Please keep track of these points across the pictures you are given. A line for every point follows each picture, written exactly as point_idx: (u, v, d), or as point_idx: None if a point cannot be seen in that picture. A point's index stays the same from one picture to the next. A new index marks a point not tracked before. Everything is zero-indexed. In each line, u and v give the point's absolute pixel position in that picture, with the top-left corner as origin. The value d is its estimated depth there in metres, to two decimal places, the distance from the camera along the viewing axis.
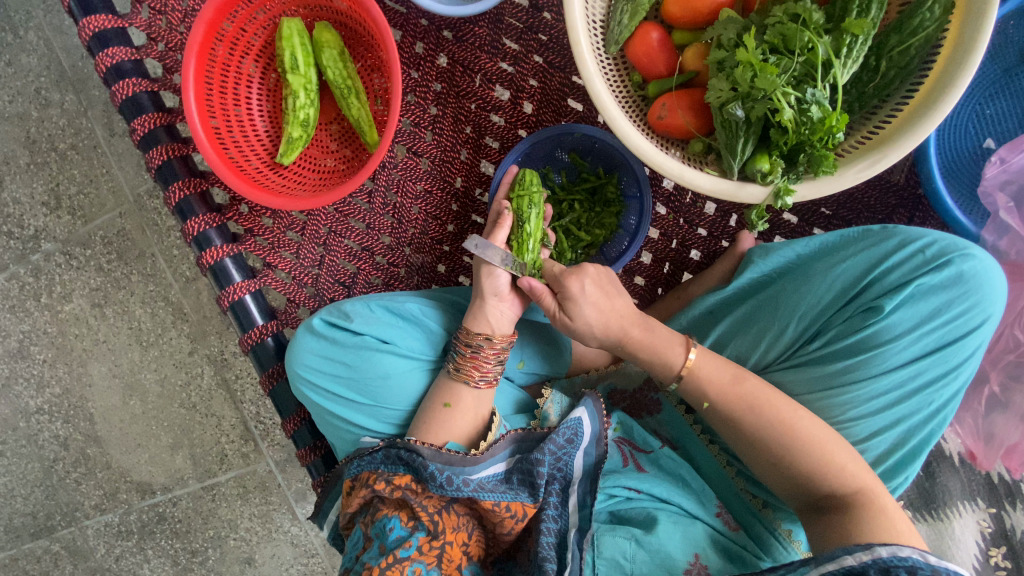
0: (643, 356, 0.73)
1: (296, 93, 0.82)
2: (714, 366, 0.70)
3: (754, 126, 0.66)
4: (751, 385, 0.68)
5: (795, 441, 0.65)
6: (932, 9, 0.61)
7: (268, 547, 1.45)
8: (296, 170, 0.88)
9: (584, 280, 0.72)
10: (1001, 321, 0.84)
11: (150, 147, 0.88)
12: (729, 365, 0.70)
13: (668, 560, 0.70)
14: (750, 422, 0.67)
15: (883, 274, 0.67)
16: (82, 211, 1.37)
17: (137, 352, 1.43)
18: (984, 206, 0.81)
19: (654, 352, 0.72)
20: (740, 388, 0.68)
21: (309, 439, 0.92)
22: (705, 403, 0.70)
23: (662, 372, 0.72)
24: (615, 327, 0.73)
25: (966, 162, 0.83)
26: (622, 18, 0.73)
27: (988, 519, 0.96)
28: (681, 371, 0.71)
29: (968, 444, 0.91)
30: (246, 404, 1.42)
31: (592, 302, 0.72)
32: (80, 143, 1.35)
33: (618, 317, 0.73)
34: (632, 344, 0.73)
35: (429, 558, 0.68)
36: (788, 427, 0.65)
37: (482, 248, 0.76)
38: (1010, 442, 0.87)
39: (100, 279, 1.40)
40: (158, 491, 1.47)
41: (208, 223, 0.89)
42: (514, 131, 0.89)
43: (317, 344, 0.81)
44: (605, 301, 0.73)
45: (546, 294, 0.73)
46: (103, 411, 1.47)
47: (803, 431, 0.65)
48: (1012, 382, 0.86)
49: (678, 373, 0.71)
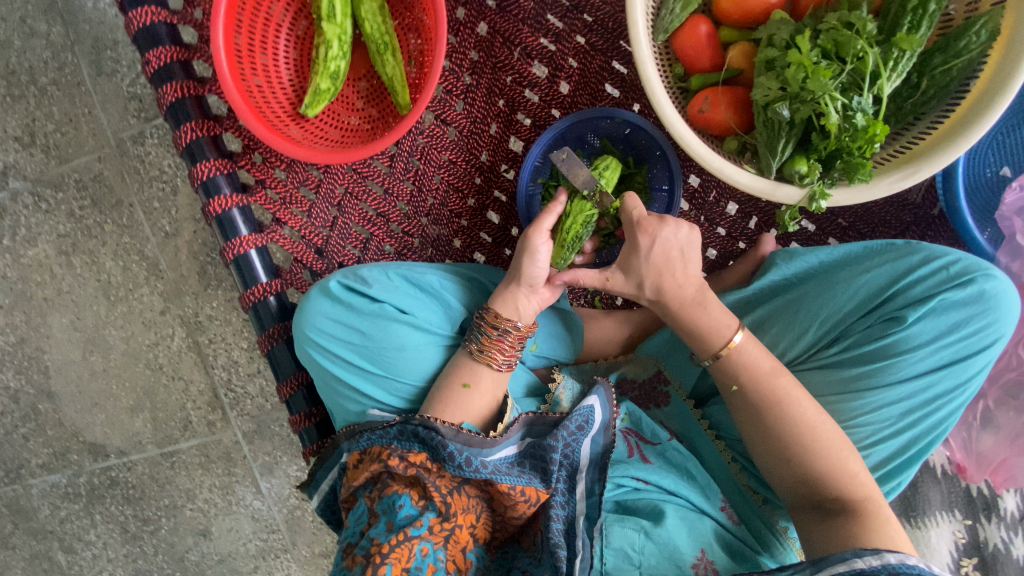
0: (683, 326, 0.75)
1: (329, 43, 0.78)
2: (756, 352, 0.72)
3: (797, 129, 0.67)
4: (785, 381, 0.70)
5: (811, 438, 0.68)
6: (978, 34, 0.64)
7: (226, 520, 1.39)
8: (318, 124, 0.84)
9: (654, 240, 0.72)
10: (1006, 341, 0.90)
11: (163, 83, 0.83)
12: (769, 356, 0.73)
13: (676, 553, 0.72)
14: (765, 417, 0.70)
15: (907, 286, 0.70)
16: (58, 151, 1.28)
17: (103, 306, 1.34)
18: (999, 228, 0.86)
19: (699, 328, 0.74)
20: (774, 380, 0.70)
21: (304, 406, 0.88)
22: (733, 386, 0.73)
23: (700, 348, 0.74)
24: (669, 291, 0.74)
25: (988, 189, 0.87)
26: (675, 7, 0.72)
27: (963, 530, 1.00)
28: (720, 350, 0.73)
29: (958, 458, 0.97)
30: (217, 369, 1.34)
31: (653, 262, 0.73)
32: (64, 78, 1.25)
33: (677, 283, 0.73)
34: (681, 314, 0.74)
35: (437, 538, 0.68)
36: (810, 424, 0.68)
37: (569, 163, 0.75)
38: (999, 459, 0.94)
39: (70, 225, 1.31)
40: (112, 454, 1.39)
41: (218, 169, 0.84)
42: (547, 110, 0.88)
43: (331, 308, 0.78)
44: (667, 265, 0.73)
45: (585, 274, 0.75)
46: (59, 365, 1.38)
47: (822, 431, 0.68)
48: (1008, 399, 0.92)
49: (716, 354, 0.73)
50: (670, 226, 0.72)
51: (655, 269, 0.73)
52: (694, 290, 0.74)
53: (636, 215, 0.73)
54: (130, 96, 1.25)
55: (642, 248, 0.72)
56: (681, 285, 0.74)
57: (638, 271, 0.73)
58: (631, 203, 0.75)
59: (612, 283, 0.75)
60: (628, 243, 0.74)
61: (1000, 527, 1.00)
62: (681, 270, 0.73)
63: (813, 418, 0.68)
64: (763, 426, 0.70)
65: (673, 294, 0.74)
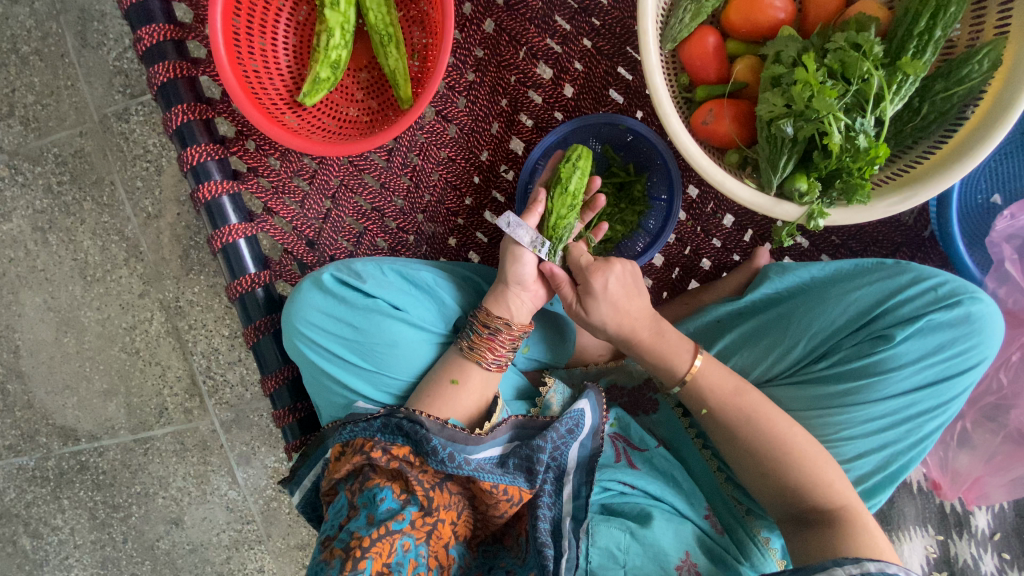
0: (649, 358, 0.76)
1: (331, 31, 0.76)
2: (719, 374, 0.73)
3: (799, 146, 0.67)
4: (752, 398, 0.71)
5: (785, 449, 0.69)
6: (981, 63, 0.64)
7: (200, 510, 1.36)
8: (315, 114, 0.82)
9: (608, 277, 0.74)
10: (989, 364, 0.92)
11: (154, 62, 0.80)
12: (732, 376, 0.74)
13: (661, 555, 0.73)
14: (738, 433, 0.71)
15: (896, 305, 0.72)
16: (37, 124, 1.23)
17: (79, 286, 1.30)
18: (988, 254, 0.88)
19: (661, 356, 0.75)
20: (739, 399, 0.71)
21: (288, 401, 0.86)
22: (703, 409, 0.74)
23: (664, 376, 0.75)
24: (628, 326, 0.75)
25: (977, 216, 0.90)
26: (684, 16, 0.72)
27: (934, 545, 1.05)
28: (685, 376, 0.74)
29: (934, 475, 1.01)
30: (196, 356, 1.30)
31: (610, 302, 0.75)
32: (47, 48, 1.20)
33: (632, 319, 0.75)
34: (642, 345, 0.75)
35: (418, 533, 0.67)
36: (785, 440, 0.69)
37: (514, 227, 0.74)
38: (973, 477, 0.97)
39: (47, 201, 1.27)
40: (83, 438, 1.35)
41: (209, 154, 0.82)
42: (550, 112, 0.87)
43: (323, 301, 0.77)
44: (623, 301, 0.75)
45: (564, 282, 0.76)
46: (30, 344, 1.33)
47: (795, 442, 0.69)
48: (985, 421, 0.94)
49: (682, 379, 0.74)
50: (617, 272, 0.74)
51: (609, 308, 0.75)
52: (648, 323, 0.75)
53: (584, 261, 0.75)
54: (116, 71, 1.20)
55: (596, 291, 0.74)
56: (635, 319, 0.75)
57: (599, 311, 0.75)
58: (578, 250, 0.77)
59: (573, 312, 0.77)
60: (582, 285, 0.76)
61: (970, 543, 1.04)
62: (634, 306, 0.75)
63: (784, 431, 0.70)
64: (736, 440, 0.71)
65: (635, 328, 0.75)
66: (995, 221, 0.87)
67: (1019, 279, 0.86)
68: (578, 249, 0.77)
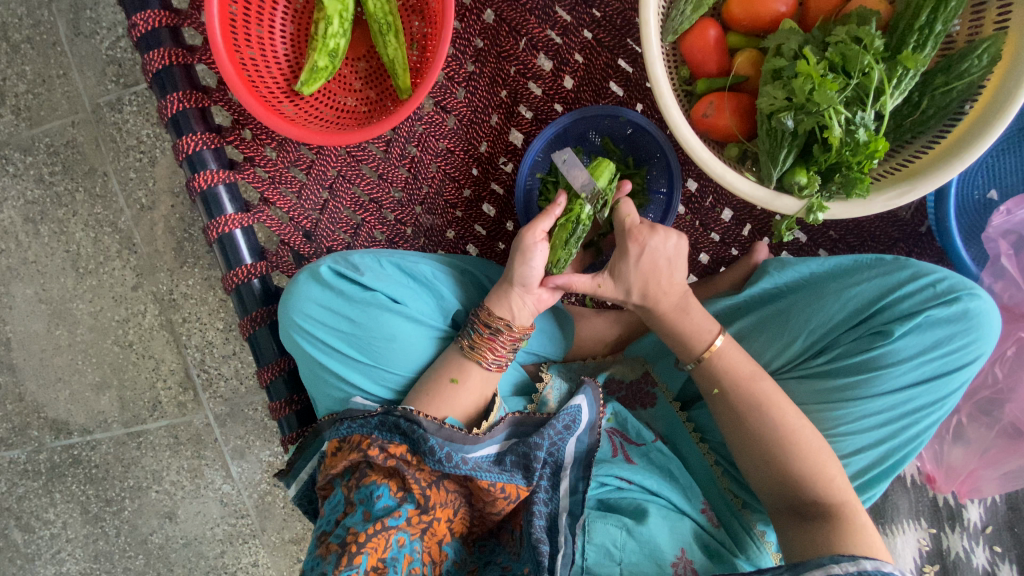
0: (672, 332, 0.76)
1: (330, 19, 0.75)
2: (737, 357, 0.74)
3: (799, 139, 0.67)
4: (765, 385, 0.72)
5: (789, 443, 0.69)
6: (981, 57, 0.65)
7: (193, 504, 1.35)
8: (313, 103, 0.81)
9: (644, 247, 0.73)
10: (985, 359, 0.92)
11: (149, 48, 0.78)
12: (749, 361, 0.74)
13: (657, 552, 0.73)
14: (746, 420, 0.71)
15: (895, 301, 0.72)
16: (28, 113, 1.21)
17: (71, 278, 1.28)
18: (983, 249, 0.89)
19: (681, 332, 0.75)
20: (754, 384, 0.72)
21: (285, 393, 0.85)
22: (715, 390, 0.74)
23: (683, 352, 0.75)
24: (653, 297, 0.75)
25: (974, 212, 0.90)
26: (685, 8, 0.72)
27: (927, 538, 1.06)
28: (703, 353, 0.74)
29: (928, 468, 1.02)
30: (191, 349, 1.29)
31: (639, 272, 0.74)
32: (38, 37, 1.18)
33: (661, 290, 0.75)
34: (664, 318, 0.75)
35: (414, 530, 0.67)
36: (788, 430, 0.69)
37: (569, 165, 0.75)
38: (966, 471, 0.98)
39: (39, 191, 1.25)
40: (75, 432, 1.34)
41: (205, 143, 0.81)
42: (550, 104, 0.87)
43: (321, 294, 0.76)
44: (655, 272, 0.74)
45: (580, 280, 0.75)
46: (22, 337, 1.32)
47: (801, 436, 0.69)
48: (979, 416, 0.95)
49: (699, 357, 0.75)
50: (658, 237, 0.73)
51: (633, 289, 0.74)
52: (678, 297, 0.75)
53: (628, 222, 0.75)
54: (109, 60, 1.18)
55: (630, 255, 0.74)
56: (667, 292, 0.75)
57: (627, 277, 0.74)
58: (626, 209, 0.77)
59: (602, 289, 0.76)
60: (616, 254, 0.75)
61: (963, 536, 1.05)
62: (667, 278, 0.74)
63: (792, 422, 0.70)
64: (744, 428, 0.72)
65: (659, 301, 0.75)
66: (991, 217, 0.88)
67: (1015, 274, 0.87)
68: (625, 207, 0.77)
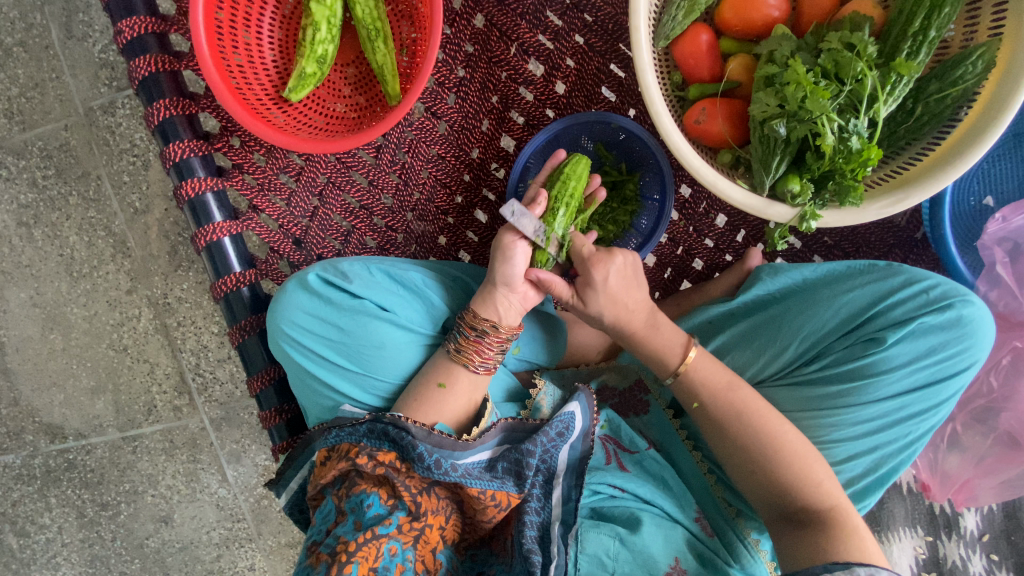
0: (643, 351, 0.76)
1: (317, 25, 0.74)
2: (712, 369, 0.73)
3: (792, 147, 0.66)
4: (744, 394, 0.71)
5: (776, 450, 0.69)
6: (975, 64, 0.63)
7: (189, 508, 1.35)
8: (302, 110, 0.80)
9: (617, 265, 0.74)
10: (980, 367, 0.92)
11: (135, 55, 0.78)
12: (727, 371, 0.74)
13: (650, 561, 0.73)
14: (731, 429, 0.71)
15: (888, 308, 0.71)
16: (22, 117, 1.20)
17: (66, 282, 1.27)
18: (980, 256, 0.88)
19: (654, 350, 0.75)
20: (732, 394, 0.71)
21: (275, 401, 0.85)
22: (694, 403, 0.73)
23: (658, 367, 0.75)
24: (625, 316, 0.75)
25: (969, 218, 0.90)
26: (677, 14, 0.71)
27: (923, 546, 1.05)
28: (677, 369, 0.74)
29: (925, 476, 1.01)
30: (186, 353, 1.29)
31: (609, 292, 0.74)
32: (31, 40, 1.17)
33: (628, 311, 0.75)
34: (636, 337, 0.75)
35: (406, 538, 0.67)
36: (773, 437, 0.69)
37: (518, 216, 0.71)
38: (964, 479, 0.97)
39: (32, 195, 1.24)
40: (70, 436, 1.33)
41: (192, 150, 0.80)
42: (541, 109, 0.86)
43: (309, 302, 0.76)
44: (620, 294, 0.74)
45: (553, 281, 0.74)
46: (17, 341, 1.31)
47: (786, 440, 0.69)
48: (975, 424, 0.94)
49: (674, 372, 0.74)
50: (618, 261, 0.74)
51: (617, 294, 0.74)
52: (645, 315, 0.75)
53: (586, 252, 0.75)
54: (101, 63, 1.17)
55: (596, 282, 0.74)
56: (633, 312, 0.75)
57: (596, 301, 0.74)
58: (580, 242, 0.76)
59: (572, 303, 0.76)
60: (582, 278, 0.75)
61: (959, 544, 1.05)
62: (632, 298, 0.75)
63: (775, 429, 0.69)
64: (726, 436, 0.71)
65: (629, 320, 0.75)
66: (986, 224, 0.87)
67: (1011, 282, 0.86)
68: (581, 239, 0.76)
